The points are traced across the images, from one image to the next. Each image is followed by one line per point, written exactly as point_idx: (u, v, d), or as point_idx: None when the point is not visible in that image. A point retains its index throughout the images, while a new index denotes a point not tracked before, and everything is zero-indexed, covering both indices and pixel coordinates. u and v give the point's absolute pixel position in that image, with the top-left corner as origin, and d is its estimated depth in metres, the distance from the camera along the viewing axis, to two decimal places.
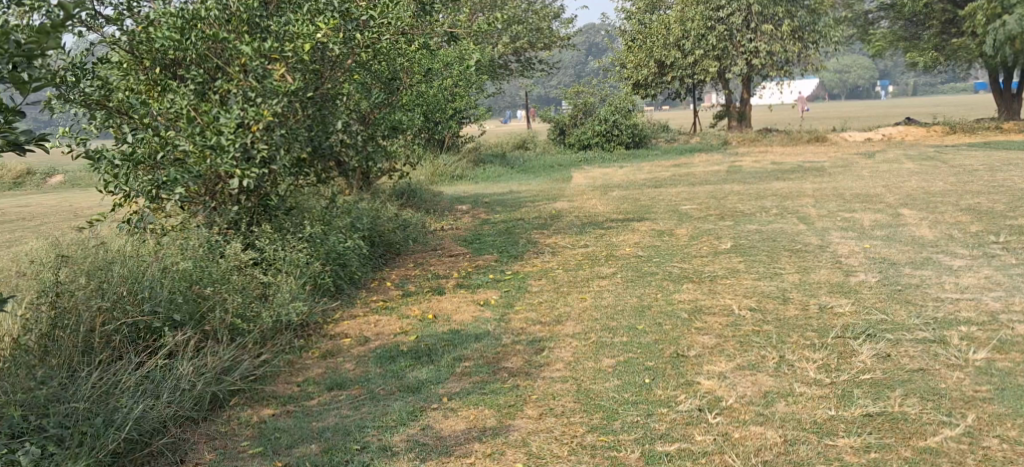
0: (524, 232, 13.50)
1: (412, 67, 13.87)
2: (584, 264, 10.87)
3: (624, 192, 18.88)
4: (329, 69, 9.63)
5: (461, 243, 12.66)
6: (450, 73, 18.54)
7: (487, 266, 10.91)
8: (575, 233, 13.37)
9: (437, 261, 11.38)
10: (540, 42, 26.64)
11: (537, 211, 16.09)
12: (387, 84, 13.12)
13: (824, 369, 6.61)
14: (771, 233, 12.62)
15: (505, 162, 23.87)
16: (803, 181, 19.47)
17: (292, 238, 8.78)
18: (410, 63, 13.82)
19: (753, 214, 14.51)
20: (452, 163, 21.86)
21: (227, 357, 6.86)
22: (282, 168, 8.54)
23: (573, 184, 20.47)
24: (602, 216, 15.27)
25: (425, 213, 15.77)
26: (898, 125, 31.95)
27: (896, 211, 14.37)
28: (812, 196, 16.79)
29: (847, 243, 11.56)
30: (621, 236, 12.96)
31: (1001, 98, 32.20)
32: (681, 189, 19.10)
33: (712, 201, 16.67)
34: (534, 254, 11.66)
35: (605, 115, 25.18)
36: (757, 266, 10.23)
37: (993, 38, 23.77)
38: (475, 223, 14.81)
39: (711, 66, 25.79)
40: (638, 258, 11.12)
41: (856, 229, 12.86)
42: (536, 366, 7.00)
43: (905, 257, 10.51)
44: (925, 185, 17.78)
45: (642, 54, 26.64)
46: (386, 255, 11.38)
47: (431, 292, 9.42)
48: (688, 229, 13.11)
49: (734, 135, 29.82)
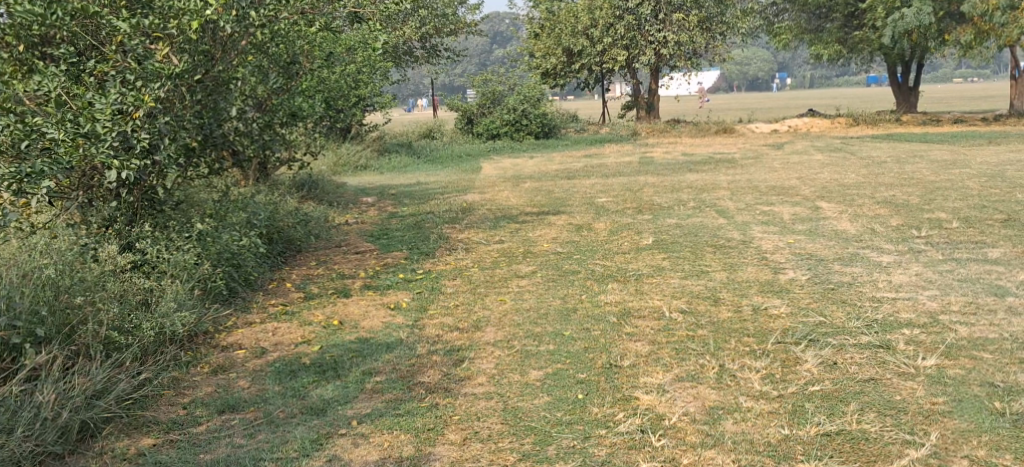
0: (434, 226, 12.84)
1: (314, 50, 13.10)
2: (499, 263, 10.26)
3: (536, 183, 18.32)
4: (220, 52, 9.03)
5: (368, 240, 11.95)
6: (353, 59, 17.76)
7: (397, 265, 10.23)
8: (487, 228, 12.74)
9: (343, 259, 10.68)
10: (447, 28, 25.96)
11: (447, 204, 15.43)
12: (285, 68, 12.23)
13: (770, 381, 6.24)
14: (690, 228, 12.15)
15: (412, 151, 23.16)
16: (716, 173, 19.15)
17: (178, 236, 8.15)
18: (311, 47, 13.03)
19: (671, 207, 14.07)
20: (356, 152, 21.07)
21: (100, 381, 6.08)
22: (167, 159, 7.93)
23: (482, 175, 19.85)
24: (514, 209, 14.66)
25: (328, 206, 15.02)
26: (804, 116, 32.01)
27: (814, 204, 14.03)
28: (726, 188, 16.41)
29: (770, 238, 11.14)
30: (536, 231, 12.38)
31: (899, 91, 32.41)
32: (593, 180, 18.60)
33: (627, 193, 16.18)
34: (445, 251, 11.01)
35: (513, 105, 24.60)
36: (680, 264, 9.73)
37: (892, 31, 23.68)
38: (382, 217, 14.10)
39: (620, 56, 25.39)
40: (555, 256, 10.54)
41: (777, 222, 12.47)
42: (456, 380, 6.41)
43: (831, 252, 10.11)
44: (839, 177, 17.54)
45: (550, 42, 26.12)
46: (287, 253, 10.66)
47: (337, 295, 8.74)
48: (606, 224, 12.60)
49: (643, 126, 29.53)
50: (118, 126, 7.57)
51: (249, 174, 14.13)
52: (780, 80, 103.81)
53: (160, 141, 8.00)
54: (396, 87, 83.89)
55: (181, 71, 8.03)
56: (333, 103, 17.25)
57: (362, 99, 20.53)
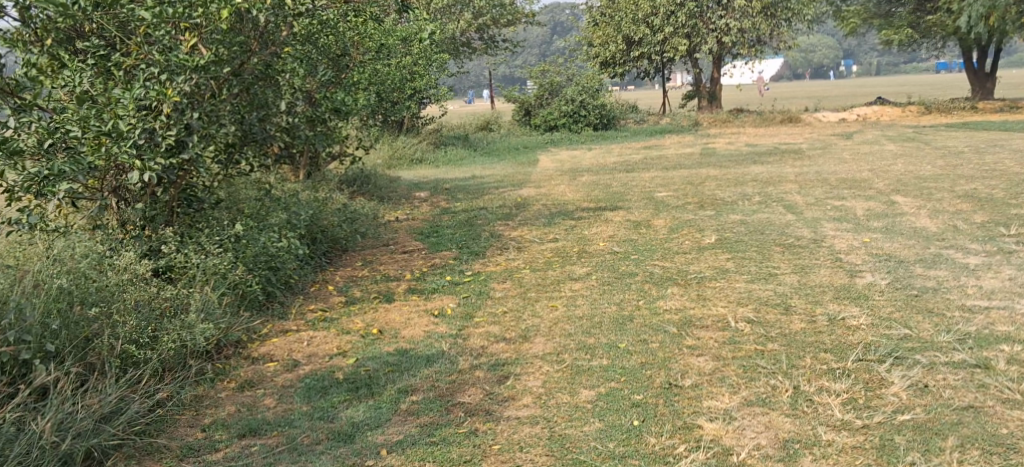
0: (487, 224, 12.31)
1: (362, 40, 12.59)
2: (553, 263, 9.68)
3: (595, 176, 17.72)
4: (261, 43, 8.58)
5: (417, 238, 11.46)
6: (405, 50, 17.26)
7: (444, 265, 9.70)
8: (542, 225, 12.17)
9: (389, 259, 10.17)
10: (504, 18, 25.41)
11: (501, 199, 14.89)
12: (336, 61, 12.39)
13: (851, 407, 5.63)
14: (756, 225, 11.48)
15: (468, 143, 22.61)
16: (782, 165, 18.40)
17: (211, 239, 7.71)
18: (359, 36, 12.54)
19: (735, 202, 13.40)
20: (411, 145, 20.60)
21: (113, 402, 5.68)
22: (196, 157, 7.49)
23: (539, 168, 19.27)
24: (570, 204, 14.08)
25: (379, 201, 14.55)
26: (873, 105, 30.97)
27: (889, 199, 13.27)
28: (794, 181, 15.67)
29: (843, 237, 10.45)
30: (593, 228, 11.79)
31: (974, 77, 31.22)
32: (653, 173, 17.94)
33: (689, 187, 15.50)
34: (496, 250, 10.46)
35: (571, 95, 23.95)
36: (745, 267, 9.05)
37: (967, 16, 22.71)
38: (434, 213, 13.60)
39: (681, 44, 24.65)
40: (613, 255, 9.96)
41: (850, 219, 11.76)
42: (498, 401, 5.91)
43: (910, 254, 9.39)
44: (913, 169, 16.71)
45: (610, 30, 25.42)
46: (331, 253, 10.16)
47: (381, 299, 8.22)
48: (667, 221, 11.99)
49: (705, 116, 28.74)
50: (143, 123, 7.15)
51: (296, 170, 13.69)
52: (844, 68, 101.88)
53: (189, 138, 7.54)
54: (455, 79, 83.72)
55: (210, 64, 7.59)
56: (386, 95, 16.79)
57: (418, 90, 20.03)
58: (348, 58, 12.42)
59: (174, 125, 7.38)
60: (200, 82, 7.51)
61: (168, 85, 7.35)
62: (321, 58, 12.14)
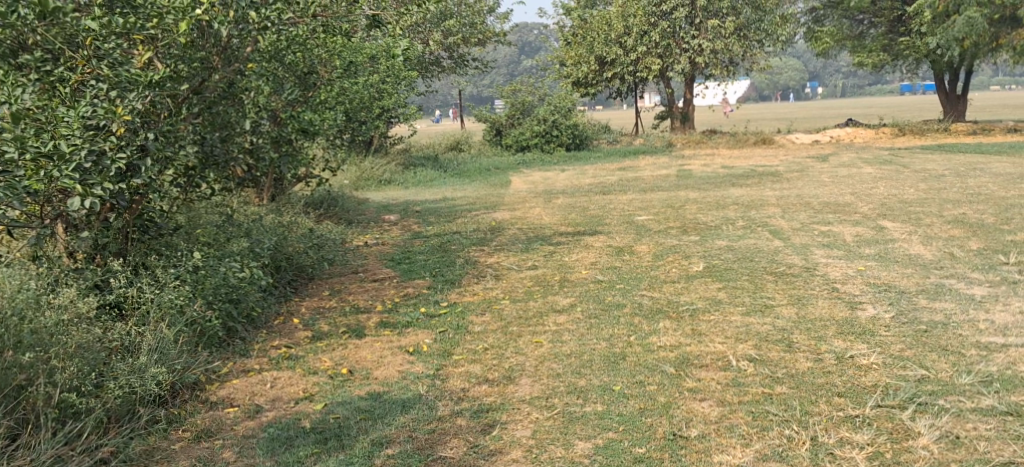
0: (462, 249, 11.79)
1: (331, 57, 12.03)
2: (533, 293, 9.16)
3: (570, 199, 17.22)
4: (224, 59, 7.96)
5: (389, 265, 10.91)
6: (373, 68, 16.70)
7: (418, 295, 9.16)
8: (519, 251, 11.65)
9: (359, 288, 9.62)
10: (474, 38, 24.92)
11: (475, 222, 14.36)
12: (302, 78, 11.79)
13: (878, 462, 5.30)
14: (743, 251, 11.00)
15: (437, 164, 22.02)
16: (761, 188, 17.98)
17: (166, 271, 7.14)
18: (328, 53, 11.99)
19: (718, 227, 12.93)
20: (379, 166, 20.02)
21: (45, 462, 5.34)
22: (149, 181, 6.96)
23: (512, 190, 18.75)
24: (547, 229, 13.56)
25: (347, 225, 13.98)
26: (846, 126, 30.73)
27: (877, 223, 12.84)
28: (776, 204, 15.23)
29: (836, 265, 9.98)
30: (573, 255, 11.28)
31: (947, 99, 31.06)
32: (630, 196, 17.47)
33: (669, 211, 15.03)
34: (473, 279, 9.92)
35: (543, 115, 23.47)
36: (737, 297, 8.55)
37: (941, 39, 22.51)
38: (405, 237, 13.05)
39: (654, 65, 24.21)
40: (597, 284, 9.44)
41: (840, 245, 11.32)
42: (485, 455, 5.50)
43: (910, 284, 8.92)
44: (896, 192, 16.31)
45: (582, 50, 24.97)
46: (297, 281, 9.60)
47: (349, 332, 7.67)
48: (649, 247, 11.51)
49: (679, 137, 28.35)
50: (88, 144, 6.59)
51: (259, 191, 13.09)
52: (811, 89, 102.25)
53: (140, 161, 6.99)
54: (424, 99, 83.21)
55: (163, 80, 7.03)
56: (355, 114, 16.21)
57: (387, 109, 19.47)
58: (316, 76, 11.82)
59: (123, 147, 6.82)
60: (154, 100, 7.02)
61: (119, 103, 6.83)
62: (287, 75, 11.55)
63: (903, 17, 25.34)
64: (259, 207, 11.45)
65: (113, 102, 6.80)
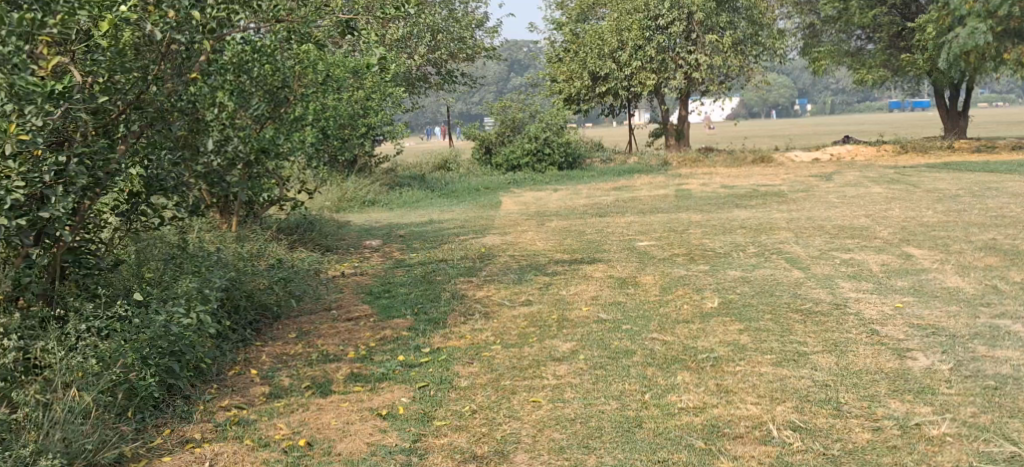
0: (447, 281, 10.64)
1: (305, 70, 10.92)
2: (528, 336, 7.99)
3: (565, 222, 16.09)
4: (172, 68, 6.83)
5: (365, 300, 9.75)
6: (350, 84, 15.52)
7: (396, 339, 7.98)
8: (512, 283, 10.49)
9: (330, 329, 8.45)
10: (463, 53, 23.82)
11: (462, 248, 13.20)
12: (273, 94, 10.84)
13: None
14: (760, 284, 9.86)
15: (424, 184, 20.88)
16: (768, 209, 16.88)
17: (93, 320, 6.04)
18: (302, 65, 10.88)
19: (729, 254, 11.83)
20: (363, 187, 18.86)
21: None
22: (63, 214, 5.99)
23: (503, 211, 17.64)
24: (540, 256, 12.42)
25: (323, 252, 12.80)
26: (846, 144, 29.69)
27: (902, 251, 11.73)
28: (787, 228, 14.11)
29: (868, 301, 8.84)
30: (571, 287, 10.13)
31: (947, 116, 30.08)
32: (628, 218, 16.33)
33: (673, 235, 13.90)
34: (459, 317, 8.77)
35: (534, 133, 22.36)
36: (762, 343, 7.41)
37: (944, 53, 21.50)
38: (386, 266, 11.90)
39: (650, 79, 23.08)
40: (600, 325, 8.29)
41: (867, 276, 10.22)
42: None
43: (959, 327, 7.79)
44: (914, 214, 15.21)
45: (575, 66, 23.83)
46: (260, 322, 8.40)
47: (313, 387, 6.51)
48: (655, 279, 10.39)
49: (675, 155, 27.27)
50: None
51: (227, 214, 11.97)
52: (800, 106, 101.53)
53: (51, 191, 6.02)
54: (411, 116, 82.23)
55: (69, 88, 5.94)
56: (335, 133, 15.04)
57: (370, 127, 18.36)
58: (289, 91, 10.88)
59: (23, 175, 5.89)
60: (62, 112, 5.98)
61: (17, 118, 5.83)
62: (256, 89, 10.55)
63: (904, 30, 24.34)
64: (221, 235, 10.29)
65: (11, 117, 5.82)
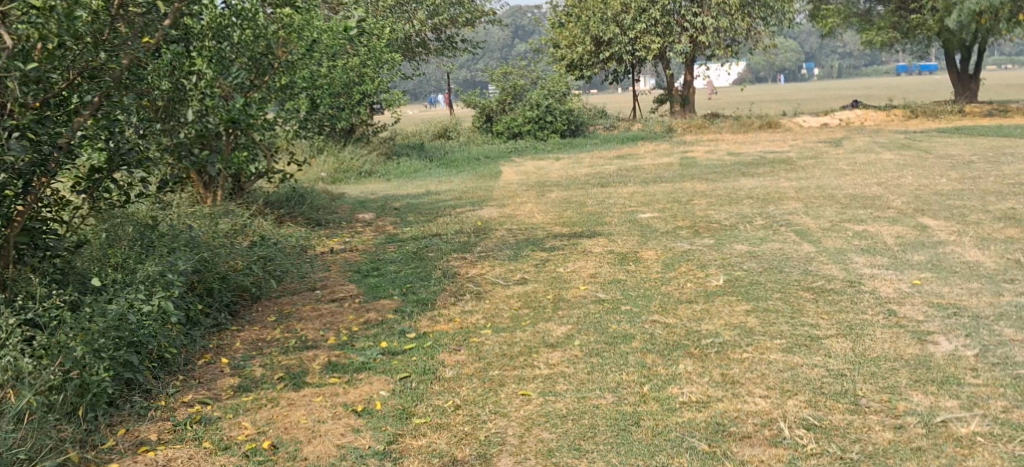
0: (439, 257, 10.14)
1: (291, 36, 10.34)
2: (521, 319, 7.52)
3: (566, 192, 15.57)
4: (129, 32, 6.37)
5: (352, 278, 9.25)
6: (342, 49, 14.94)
7: (381, 322, 7.51)
8: (507, 259, 9.98)
9: (312, 312, 7.97)
10: (462, 18, 23.21)
11: (458, 221, 12.69)
12: (256, 61, 10.29)
13: None
14: (769, 260, 9.34)
15: (422, 153, 20.33)
16: (775, 177, 16.35)
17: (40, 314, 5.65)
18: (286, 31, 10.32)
19: (736, 226, 11.32)
20: (359, 157, 18.32)
21: None
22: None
23: (501, 182, 17.12)
24: (538, 230, 11.90)
25: (312, 226, 12.30)
26: (855, 109, 29.03)
27: (917, 222, 11.19)
28: (796, 198, 13.55)
29: (884, 278, 8.31)
30: (569, 264, 9.63)
31: (957, 79, 29.43)
32: (631, 188, 15.80)
33: (676, 206, 13.36)
34: (448, 298, 8.28)
35: (536, 100, 21.81)
36: (771, 326, 6.91)
37: (956, 14, 20.89)
38: (377, 241, 11.40)
39: (654, 43, 22.45)
40: (598, 305, 7.80)
41: (881, 248, 9.72)
42: None
43: (982, 307, 7.28)
44: (927, 182, 14.65)
45: (577, 31, 23.12)
46: (237, 304, 7.96)
47: (286, 379, 6.01)
48: (658, 254, 9.89)
49: (680, 121, 26.69)
50: None
51: (211, 189, 11.44)
52: (806, 71, 100.52)
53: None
54: (414, 84, 81.47)
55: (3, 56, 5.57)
56: (327, 102, 14.50)
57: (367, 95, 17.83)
58: (273, 59, 10.32)
59: None
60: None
61: None
62: (236, 55, 10.03)
63: None
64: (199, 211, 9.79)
65: None
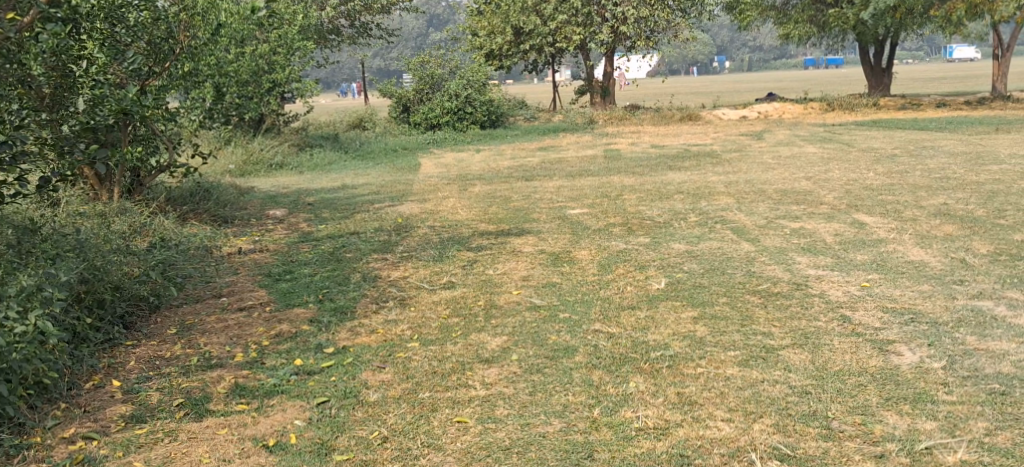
0: (359, 258, 9.52)
1: (195, 19, 9.53)
2: (450, 329, 6.95)
3: (489, 186, 15.01)
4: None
5: (265, 282, 8.61)
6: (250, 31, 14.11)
7: (294, 336, 6.92)
8: (431, 260, 9.38)
9: (220, 322, 7.33)
10: (379, 5, 22.48)
11: (378, 218, 12.06)
12: (156, 46, 9.48)
13: None
14: (709, 260, 8.86)
15: (339, 145, 19.58)
16: (702, 171, 15.98)
17: None
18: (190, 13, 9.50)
19: (669, 224, 10.86)
20: (271, 148, 17.53)
21: None
22: None
23: (421, 175, 16.49)
24: (463, 227, 11.32)
25: (221, 225, 11.56)
26: (774, 100, 28.87)
27: (853, 219, 10.85)
28: (727, 193, 13.14)
29: (831, 280, 7.88)
30: (498, 265, 9.07)
31: (874, 71, 29.47)
32: (556, 182, 15.28)
33: (605, 201, 12.87)
34: (369, 305, 7.68)
35: (454, 90, 21.20)
36: (722, 334, 6.43)
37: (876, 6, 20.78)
38: (291, 240, 10.73)
39: (575, 34, 22.07)
40: (533, 313, 7.26)
41: (821, 247, 9.32)
42: None
43: (939, 312, 6.87)
44: (856, 177, 14.36)
45: (496, 20, 22.56)
46: (133, 315, 7.35)
47: (186, 406, 5.82)
48: (590, 254, 9.38)
49: (601, 113, 26.28)
50: None
51: (106, 186, 10.70)
52: (721, 62, 101.10)
53: None
54: (328, 72, 79.96)
55: None
56: (237, 90, 13.71)
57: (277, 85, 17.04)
58: (176, 45, 9.53)
59: None
60: None
61: None
62: (131, 40, 9.31)
63: None
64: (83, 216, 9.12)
65: None
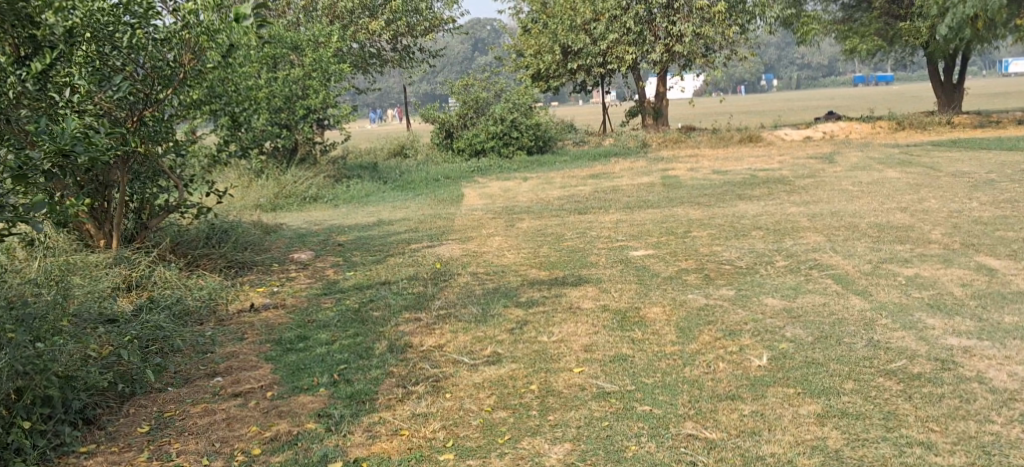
0: (385, 319, 7.87)
1: (208, 41, 7.68)
2: (496, 433, 5.42)
3: (539, 221, 13.36)
4: None
5: (273, 353, 6.96)
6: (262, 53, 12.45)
7: (290, 441, 5.41)
8: (474, 322, 7.71)
9: (202, 416, 5.71)
10: (420, 26, 20.86)
11: (413, 262, 10.43)
12: (161, 74, 7.78)
13: None
14: (818, 323, 7.11)
15: (376, 174, 18.01)
16: (776, 201, 14.21)
17: None
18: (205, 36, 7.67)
19: (754, 270, 9.13)
20: (303, 179, 15.95)
21: None
22: None
23: (464, 208, 14.88)
24: (509, 275, 9.66)
25: (235, 269, 9.92)
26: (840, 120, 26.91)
27: (977, 262, 9.08)
28: (814, 229, 11.39)
29: (985, 354, 6.11)
30: (556, 329, 7.38)
31: (943, 88, 27.53)
32: (613, 215, 13.59)
33: (673, 240, 11.18)
34: (395, 391, 5.95)
35: (500, 114, 19.54)
36: (864, 446, 5.15)
37: (951, 20, 18.87)
38: (313, 291, 9.13)
39: (627, 55, 20.36)
40: (604, 405, 5.61)
41: (952, 304, 7.58)
42: None
43: None
44: (958, 207, 12.54)
45: (544, 38, 20.85)
46: (98, 408, 5.71)
47: None
48: (663, 312, 7.69)
49: (654, 135, 24.54)
50: None
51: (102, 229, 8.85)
52: (769, 80, 98.79)
53: None
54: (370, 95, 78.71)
55: None
56: (255, 118, 12.13)
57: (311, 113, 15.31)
58: (181, 70, 7.82)
59: None
60: None
61: None
62: (125, 63, 7.62)
63: None
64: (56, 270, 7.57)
65: None
